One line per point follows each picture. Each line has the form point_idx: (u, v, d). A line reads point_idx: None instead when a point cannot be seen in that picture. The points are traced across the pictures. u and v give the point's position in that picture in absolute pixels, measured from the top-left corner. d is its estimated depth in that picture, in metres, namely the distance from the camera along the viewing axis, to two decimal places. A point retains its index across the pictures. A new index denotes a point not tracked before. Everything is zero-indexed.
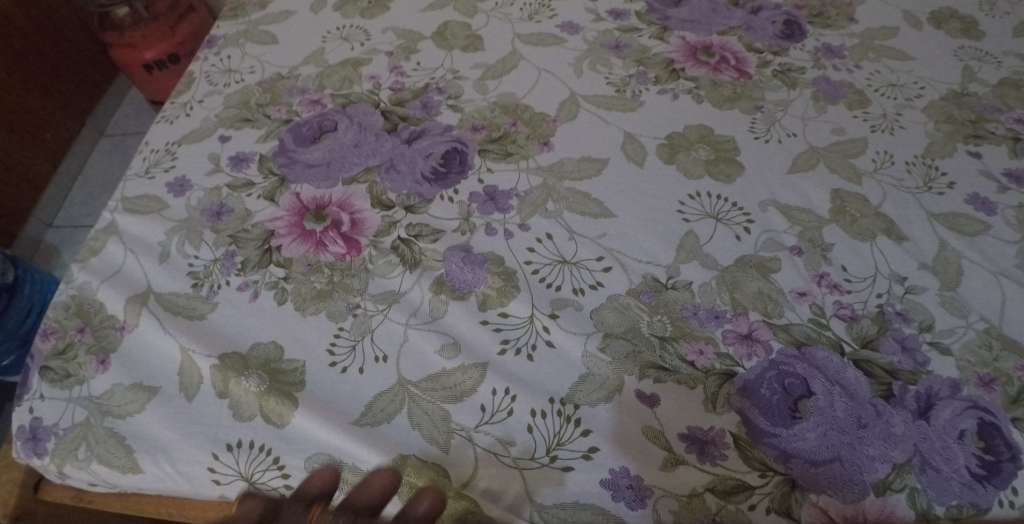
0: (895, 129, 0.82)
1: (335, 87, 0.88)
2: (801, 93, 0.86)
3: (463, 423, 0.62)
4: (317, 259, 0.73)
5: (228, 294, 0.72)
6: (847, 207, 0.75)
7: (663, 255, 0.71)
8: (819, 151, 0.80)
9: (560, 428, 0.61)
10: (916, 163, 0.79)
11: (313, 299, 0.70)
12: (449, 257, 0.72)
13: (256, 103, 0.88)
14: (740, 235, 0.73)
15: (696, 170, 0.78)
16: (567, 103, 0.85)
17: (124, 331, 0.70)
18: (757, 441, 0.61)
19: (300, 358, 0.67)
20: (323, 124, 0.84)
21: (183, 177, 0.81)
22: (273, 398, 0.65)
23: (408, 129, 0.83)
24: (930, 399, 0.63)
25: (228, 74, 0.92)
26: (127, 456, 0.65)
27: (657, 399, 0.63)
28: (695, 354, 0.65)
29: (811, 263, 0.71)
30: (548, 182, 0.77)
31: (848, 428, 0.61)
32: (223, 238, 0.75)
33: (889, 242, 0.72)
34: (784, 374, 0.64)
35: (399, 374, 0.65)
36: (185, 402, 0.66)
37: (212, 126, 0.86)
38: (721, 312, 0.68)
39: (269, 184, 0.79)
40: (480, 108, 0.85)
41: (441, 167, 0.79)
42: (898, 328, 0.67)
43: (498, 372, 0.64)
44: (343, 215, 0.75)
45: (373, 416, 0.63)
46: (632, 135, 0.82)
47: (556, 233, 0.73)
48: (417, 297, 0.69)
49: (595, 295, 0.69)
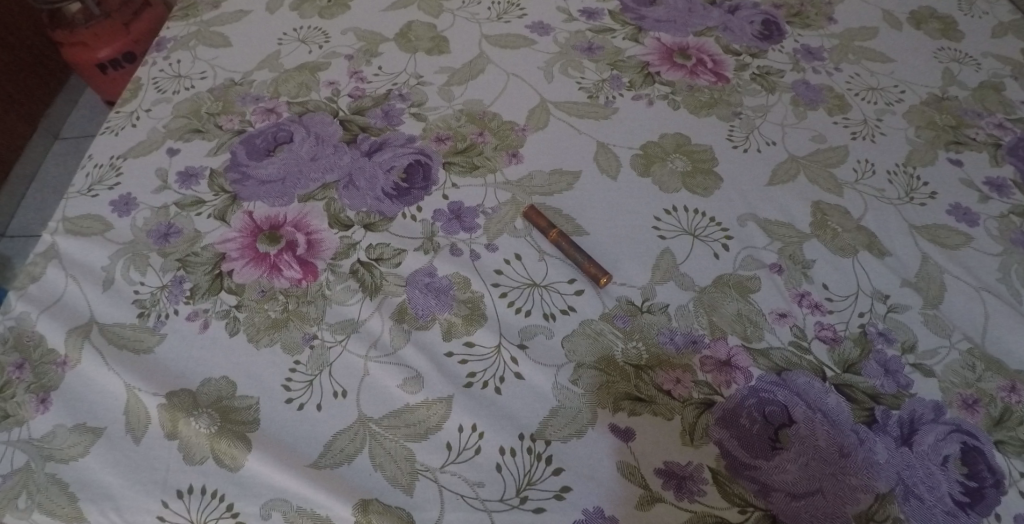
0: (876, 136, 0.80)
1: (291, 94, 0.83)
2: (780, 98, 0.83)
3: (428, 463, 0.59)
4: (271, 285, 0.68)
5: (176, 324, 0.67)
6: (828, 220, 0.72)
7: (638, 276, 0.68)
8: (799, 161, 0.77)
9: (530, 467, 0.59)
10: (897, 172, 0.77)
11: (267, 329, 0.66)
12: (412, 282, 0.68)
13: (207, 111, 0.82)
14: (718, 252, 0.70)
15: (673, 182, 0.75)
16: (538, 110, 0.81)
17: (65, 367, 0.65)
18: (737, 474, 0.58)
19: (255, 395, 0.63)
20: (277, 135, 0.79)
21: (128, 195, 0.76)
22: (225, 440, 0.61)
23: (368, 140, 0.78)
24: (914, 424, 0.61)
25: (177, 79, 0.86)
26: (71, 505, 0.60)
27: (632, 433, 0.60)
28: (672, 382, 0.62)
29: (791, 281, 0.68)
30: (517, 198, 0.74)
31: (830, 458, 0.59)
32: (171, 262, 0.70)
33: (870, 258, 0.70)
34: (764, 402, 0.61)
35: (359, 410, 0.61)
36: (132, 444, 0.62)
37: (160, 138, 0.80)
38: (698, 337, 0.65)
39: (219, 202, 0.74)
40: (445, 117, 0.80)
41: (403, 182, 0.74)
42: (881, 349, 0.64)
43: (465, 407, 0.61)
44: (299, 235, 0.71)
45: (333, 457, 0.60)
46: (606, 145, 0.78)
47: (525, 254, 0.70)
48: (377, 326, 0.66)
49: (565, 321, 0.65)
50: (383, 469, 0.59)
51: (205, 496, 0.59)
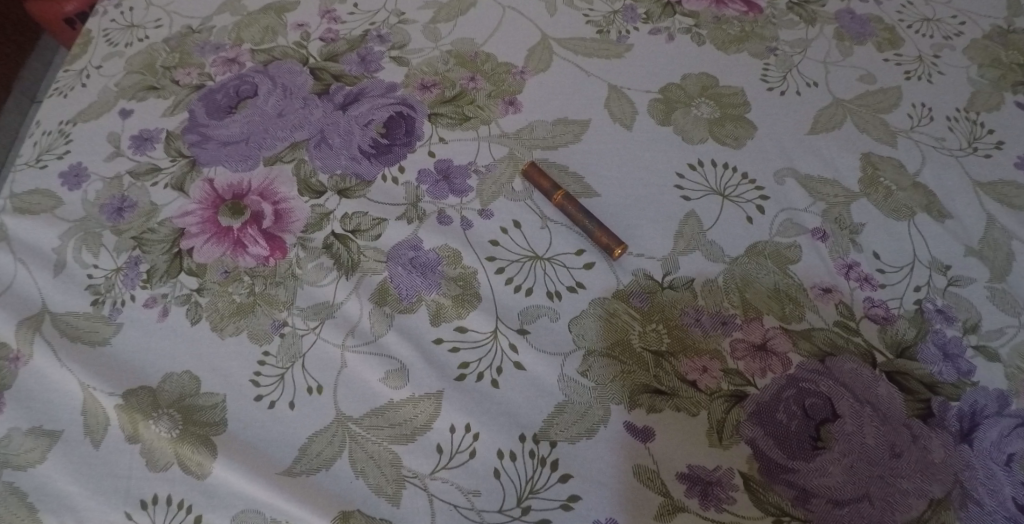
0: (933, 76, 0.68)
1: (254, 40, 0.73)
2: (822, 31, 0.71)
3: (416, 469, 0.52)
4: (235, 264, 0.60)
5: (133, 312, 0.59)
6: (879, 176, 0.62)
7: (656, 246, 0.59)
8: (845, 104, 0.66)
9: (532, 473, 0.51)
10: (957, 119, 0.66)
11: (231, 316, 0.58)
12: (395, 257, 0.59)
13: (162, 65, 0.72)
14: (752, 215, 0.60)
15: (697, 133, 0.65)
16: (538, 49, 0.70)
17: (17, 363, 0.58)
18: (771, 478, 0.51)
19: (221, 392, 0.56)
20: (240, 89, 0.69)
21: (80, 164, 0.67)
22: (189, 445, 0.54)
23: (342, 91, 0.68)
24: (975, 418, 0.52)
25: (130, 30, 0.76)
26: (30, 517, 0.53)
27: (651, 433, 0.52)
28: (698, 372, 0.54)
29: (836, 250, 0.58)
30: (516, 154, 0.64)
31: (879, 459, 0.51)
32: (126, 241, 0.62)
33: (929, 221, 0.60)
34: (805, 393, 0.53)
35: (337, 409, 0.54)
36: (91, 449, 0.55)
37: (112, 98, 0.71)
38: (729, 317, 0.56)
39: (177, 169, 0.65)
40: (431, 60, 0.70)
41: (382, 138, 0.65)
42: (939, 330, 0.55)
43: (458, 404, 0.53)
44: (265, 206, 0.62)
45: (308, 463, 0.53)
46: (618, 89, 0.67)
47: (525, 221, 0.60)
48: (355, 310, 0.57)
49: (573, 300, 0.57)
50: (365, 476, 0.52)
51: (171, 507, 0.53)
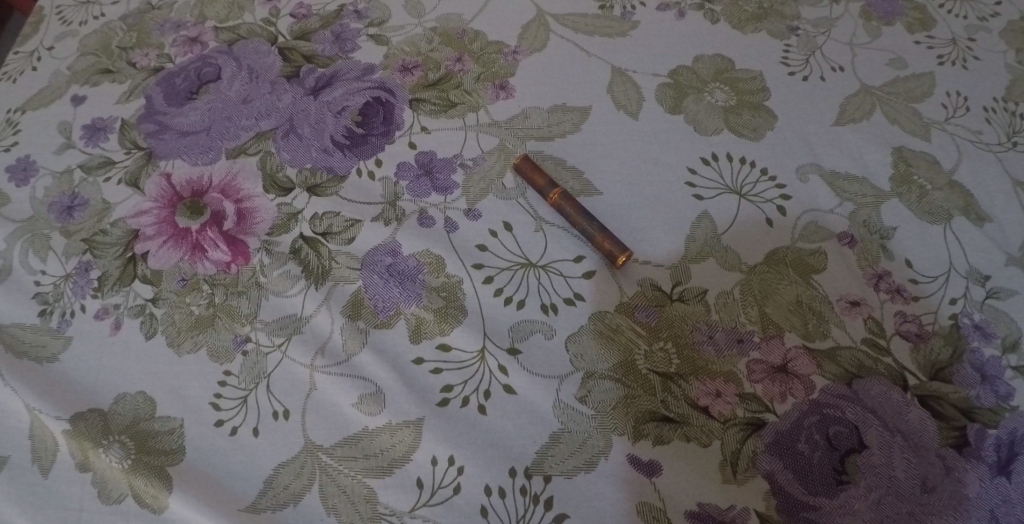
0: (968, 61, 0.61)
1: (218, 17, 0.66)
2: (848, 9, 0.64)
3: (394, 506, 0.46)
4: (194, 271, 0.54)
5: (84, 324, 0.53)
6: (912, 173, 0.56)
7: (663, 252, 0.53)
8: (874, 92, 0.59)
9: (523, 511, 0.46)
10: (996, 109, 0.59)
11: (190, 330, 0.52)
12: (370, 264, 0.53)
13: (118, 45, 0.66)
14: (770, 217, 0.54)
15: (710, 122, 0.58)
16: (533, 27, 0.63)
17: None
18: (789, 517, 0.45)
19: (178, 416, 0.50)
20: (202, 72, 0.62)
21: (27, 158, 0.60)
22: (144, 476, 0.49)
23: (314, 73, 0.61)
24: (1016, 448, 0.47)
25: (85, 6, 0.69)
26: None
27: (656, 466, 0.46)
28: (710, 397, 0.48)
29: (863, 257, 0.52)
30: (507, 145, 0.58)
31: (911, 495, 0.45)
32: (76, 244, 0.56)
33: (967, 225, 0.54)
34: (828, 421, 0.47)
35: (307, 437, 0.48)
36: (37, 480, 0.49)
37: (63, 83, 0.64)
38: (745, 334, 0.50)
39: (132, 163, 0.59)
40: (413, 38, 0.63)
41: (358, 127, 0.58)
42: (977, 349, 0.50)
43: (441, 434, 0.48)
44: (228, 204, 0.56)
45: (274, 498, 0.47)
46: (621, 72, 0.61)
47: (516, 223, 0.54)
48: (326, 324, 0.52)
49: (570, 314, 0.51)
50: (337, 513, 0.46)
51: None
